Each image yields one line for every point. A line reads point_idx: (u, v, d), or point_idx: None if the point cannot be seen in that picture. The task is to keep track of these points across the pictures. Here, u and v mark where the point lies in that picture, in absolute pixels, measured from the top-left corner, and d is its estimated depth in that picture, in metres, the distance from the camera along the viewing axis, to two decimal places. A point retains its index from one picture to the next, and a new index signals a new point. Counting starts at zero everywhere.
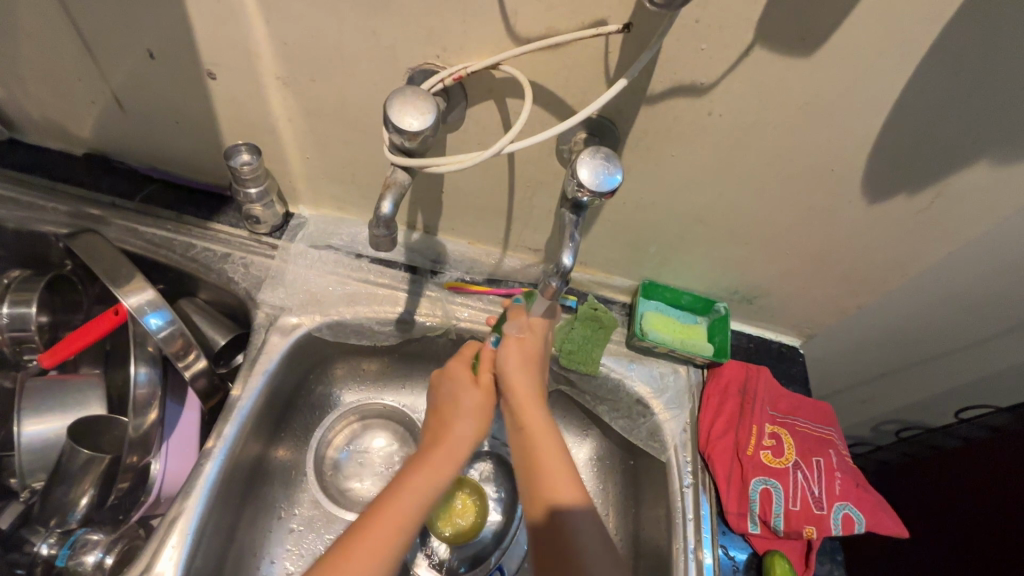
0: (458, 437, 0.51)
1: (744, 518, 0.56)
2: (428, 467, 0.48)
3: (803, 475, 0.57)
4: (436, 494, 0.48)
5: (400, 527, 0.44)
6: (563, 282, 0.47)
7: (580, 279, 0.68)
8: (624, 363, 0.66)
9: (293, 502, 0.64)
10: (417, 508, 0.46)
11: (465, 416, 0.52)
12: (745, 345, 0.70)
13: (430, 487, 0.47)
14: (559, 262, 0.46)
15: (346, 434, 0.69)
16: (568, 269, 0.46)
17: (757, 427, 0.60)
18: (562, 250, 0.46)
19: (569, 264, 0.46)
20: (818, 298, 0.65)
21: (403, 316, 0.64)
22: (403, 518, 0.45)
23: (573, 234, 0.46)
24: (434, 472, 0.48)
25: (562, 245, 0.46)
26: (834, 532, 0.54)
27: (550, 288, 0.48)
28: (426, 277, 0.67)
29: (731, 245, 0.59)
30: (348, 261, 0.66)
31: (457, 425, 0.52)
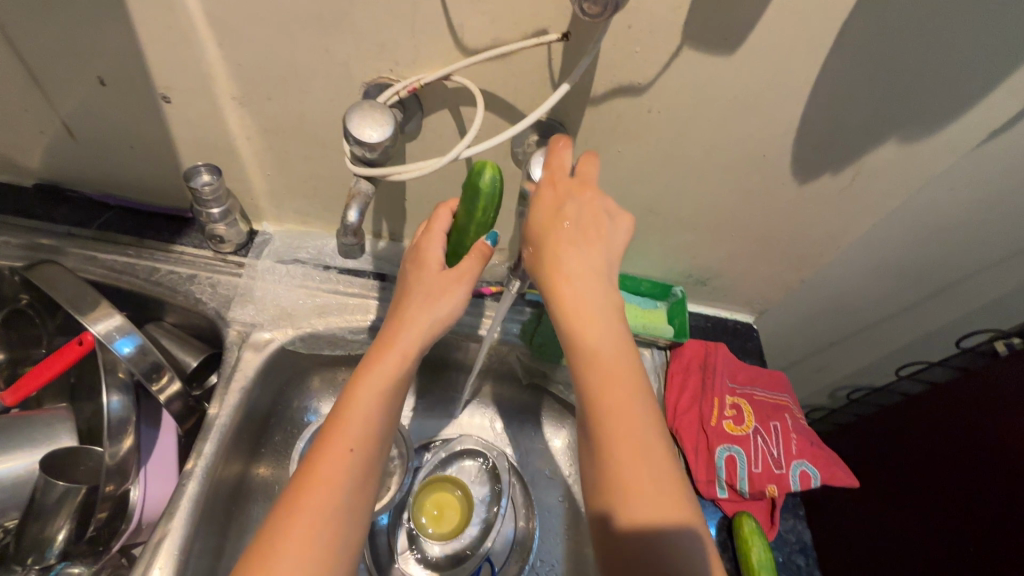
0: (409, 344, 0.47)
1: (713, 484, 0.59)
2: (368, 383, 0.45)
3: (763, 439, 0.61)
4: (403, 381, 0.46)
5: (356, 447, 0.43)
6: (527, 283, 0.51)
7: None
8: None
9: None
10: (364, 424, 0.44)
11: (421, 312, 0.48)
12: (703, 324, 0.75)
13: (378, 399, 0.45)
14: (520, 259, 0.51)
15: None
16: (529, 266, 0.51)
17: (719, 399, 0.64)
18: None
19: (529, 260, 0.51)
20: (765, 275, 0.70)
21: (375, 323, 0.65)
22: (352, 432, 0.43)
23: None
24: (380, 380, 0.45)
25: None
26: (793, 489, 0.58)
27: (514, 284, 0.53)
28: (395, 283, 0.67)
29: (681, 232, 0.64)
30: (316, 273, 0.67)
31: (408, 325, 0.47)
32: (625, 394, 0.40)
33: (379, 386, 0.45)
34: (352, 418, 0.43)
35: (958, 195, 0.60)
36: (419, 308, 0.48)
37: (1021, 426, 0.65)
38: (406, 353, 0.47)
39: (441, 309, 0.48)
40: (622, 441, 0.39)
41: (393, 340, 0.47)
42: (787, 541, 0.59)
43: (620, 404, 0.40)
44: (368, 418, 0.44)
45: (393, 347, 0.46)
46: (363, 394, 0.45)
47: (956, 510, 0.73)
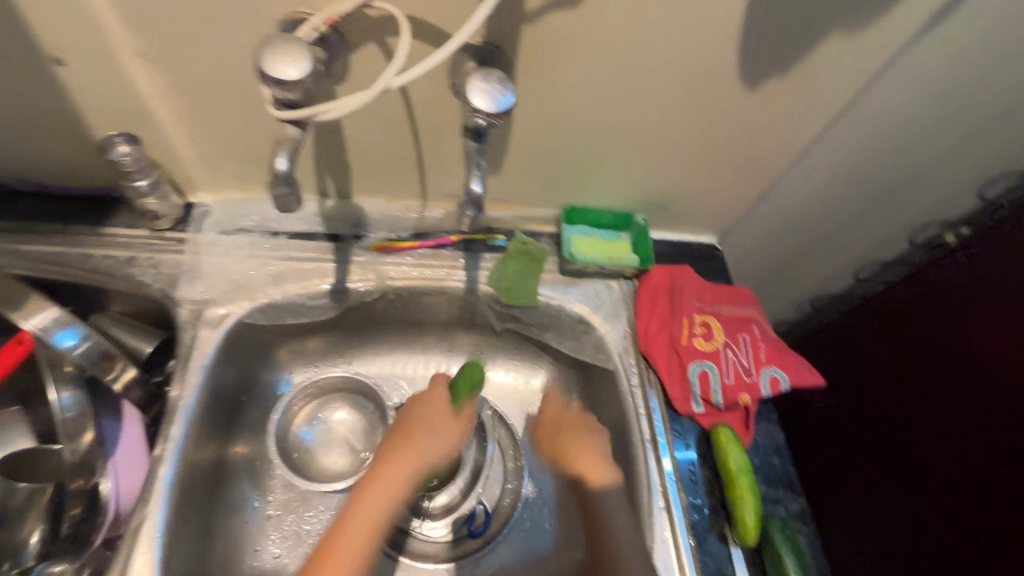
0: (420, 461, 0.55)
1: (689, 400, 0.61)
2: (381, 488, 0.53)
3: (733, 352, 0.62)
4: (409, 487, 0.54)
5: (369, 518, 0.51)
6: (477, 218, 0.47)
7: (505, 217, 0.70)
8: (561, 289, 0.69)
9: (265, 488, 0.64)
10: (381, 498, 0.52)
11: (428, 441, 0.56)
12: (668, 250, 0.75)
13: (387, 501, 0.52)
14: (470, 191, 0.44)
15: (308, 411, 0.68)
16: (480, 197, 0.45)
17: (688, 318, 0.65)
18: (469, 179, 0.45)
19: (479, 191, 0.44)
20: (722, 193, 0.69)
21: (335, 286, 0.63)
22: (371, 521, 0.51)
23: (478, 162, 0.44)
24: (390, 487, 0.53)
25: (470, 176, 0.44)
26: (765, 394, 0.60)
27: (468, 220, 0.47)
28: (351, 243, 0.65)
29: (636, 156, 0.62)
30: (265, 241, 0.63)
31: (415, 452, 0.55)
32: (588, 449, 0.59)
33: (389, 494, 0.52)
34: (372, 494, 0.52)
35: (904, 90, 0.60)
36: (427, 438, 0.56)
37: (974, 307, 0.69)
38: (419, 463, 0.55)
39: (437, 442, 0.57)
40: (591, 467, 0.58)
41: (410, 442, 0.56)
42: (763, 444, 0.61)
43: (591, 464, 0.58)
44: (383, 512, 0.52)
45: (406, 451, 0.55)
46: (368, 498, 0.52)
47: (915, 395, 0.77)
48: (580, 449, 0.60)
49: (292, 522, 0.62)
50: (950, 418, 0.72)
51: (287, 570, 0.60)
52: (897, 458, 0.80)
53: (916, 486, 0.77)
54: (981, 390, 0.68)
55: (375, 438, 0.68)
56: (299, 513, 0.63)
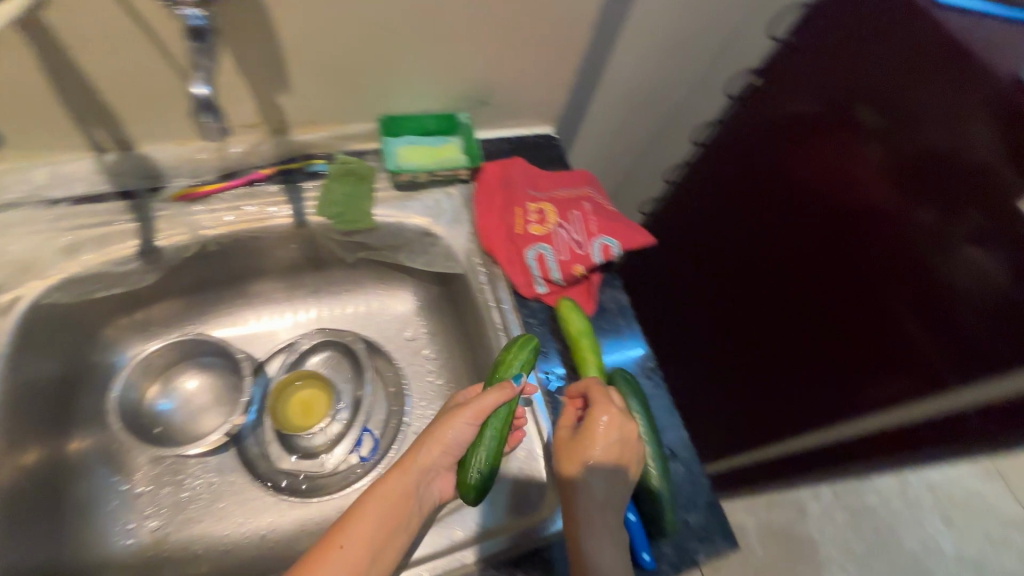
0: (420, 461, 0.50)
1: (532, 283, 0.63)
2: (376, 501, 0.47)
3: (565, 230, 0.64)
4: (410, 493, 0.49)
5: (358, 541, 0.45)
6: (219, 127, 0.40)
7: (321, 140, 0.66)
8: (397, 206, 0.67)
9: (129, 471, 0.61)
10: (365, 529, 0.45)
11: (447, 431, 0.50)
12: (504, 147, 0.74)
13: (385, 519, 0.47)
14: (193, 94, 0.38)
15: (160, 384, 0.65)
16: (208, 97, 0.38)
17: (522, 207, 0.66)
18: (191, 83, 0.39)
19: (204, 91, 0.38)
20: (539, 77, 0.68)
21: (143, 247, 0.58)
22: (358, 544, 0.44)
23: (200, 62, 0.39)
24: (383, 500, 0.48)
25: (192, 77, 0.39)
26: (597, 262, 0.63)
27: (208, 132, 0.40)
28: (148, 197, 0.60)
29: (431, 48, 0.59)
30: (44, 212, 0.57)
31: (419, 452, 0.50)
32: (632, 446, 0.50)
33: (382, 508, 0.47)
34: (362, 517, 0.46)
35: None
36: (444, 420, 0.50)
37: (800, 143, 0.76)
38: (404, 508, 0.48)
39: (448, 435, 0.50)
40: (605, 455, 0.49)
41: (403, 468, 0.49)
42: (608, 309, 0.65)
43: (616, 447, 0.49)
44: (374, 528, 0.46)
45: (403, 461, 0.50)
46: (370, 503, 0.47)
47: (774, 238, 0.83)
48: (610, 439, 0.49)
49: (166, 496, 0.61)
50: (789, 263, 0.84)
51: (171, 538, 0.59)
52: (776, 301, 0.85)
53: (781, 321, 0.85)
54: None
55: (236, 392, 0.67)
56: (171, 485, 0.62)
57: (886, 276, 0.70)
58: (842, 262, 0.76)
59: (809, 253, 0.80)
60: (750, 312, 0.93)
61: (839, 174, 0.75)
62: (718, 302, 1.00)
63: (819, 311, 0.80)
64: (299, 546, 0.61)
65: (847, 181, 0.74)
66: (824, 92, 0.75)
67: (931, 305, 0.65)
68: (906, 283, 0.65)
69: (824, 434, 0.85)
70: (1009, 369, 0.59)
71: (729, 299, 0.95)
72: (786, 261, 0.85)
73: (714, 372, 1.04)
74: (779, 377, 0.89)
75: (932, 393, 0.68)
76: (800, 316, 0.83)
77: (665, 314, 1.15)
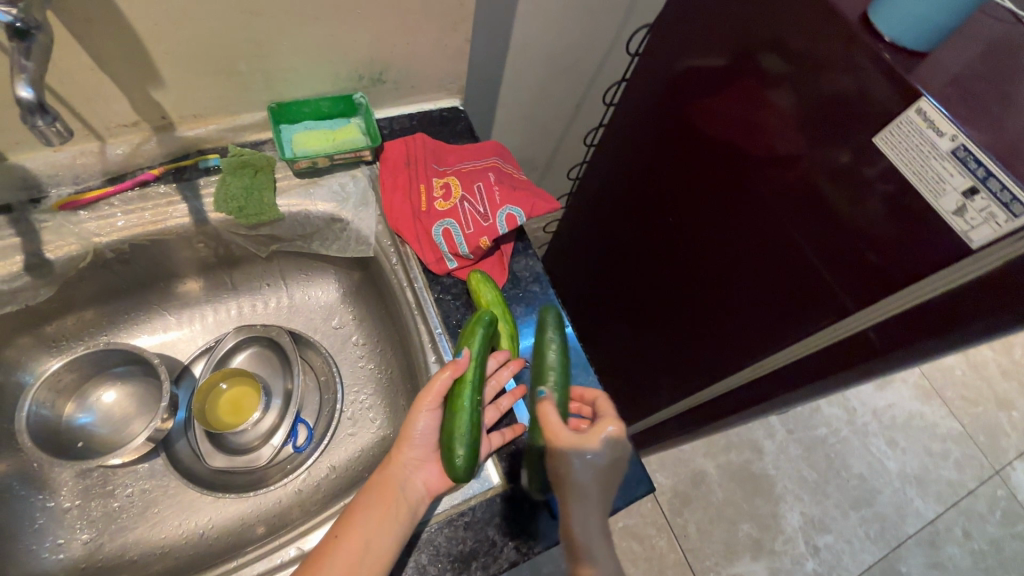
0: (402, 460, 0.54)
1: (442, 260, 0.63)
2: (367, 501, 0.51)
3: (469, 203, 0.65)
4: (401, 494, 0.52)
5: (351, 539, 0.49)
6: (58, 130, 0.40)
7: (212, 133, 0.64)
8: (301, 194, 0.66)
9: (53, 487, 0.61)
10: (358, 525, 0.50)
11: (410, 426, 0.55)
12: (409, 124, 0.74)
13: (370, 519, 0.50)
14: (18, 98, 0.37)
15: (76, 399, 0.64)
16: (37, 99, 0.38)
17: (426, 185, 0.66)
18: (16, 85, 0.38)
19: (30, 94, 0.38)
20: (432, 50, 0.67)
21: (29, 260, 0.57)
22: (353, 537, 0.49)
23: (21, 63, 0.38)
24: (372, 502, 0.51)
25: (13, 80, 0.38)
26: (503, 232, 0.63)
27: (46, 135, 0.40)
28: (29, 208, 0.58)
29: (307, 29, 0.57)
30: None
31: (400, 451, 0.55)
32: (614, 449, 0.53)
33: (371, 505, 0.51)
34: (355, 517, 0.51)
35: None
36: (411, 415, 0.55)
37: (703, 96, 0.72)
38: (398, 495, 0.52)
39: (413, 431, 0.55)
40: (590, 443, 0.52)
41: (387, 469, 0.54)
42: (522, 277, 0.66)
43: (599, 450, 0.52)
44: (363, 523, 0.50)
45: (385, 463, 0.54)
46: (360, 504, 0.52)
47: (690, 194, 0.79)
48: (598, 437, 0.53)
49: (96, 506, 0.61)
50: (684, 205, 0.81)
51: (105, 547, 0.60)
52: (692, 259, 0.83)
53: (697, 278, 0.83)
54: (719, 180, 0.73)
55: (156, 397, 0.67)
56: (100, 495, 0.61)
57: (760, 230, 0.68)
58: (724, 208, 0.73)
59: (700, 195, 0.77)
60: (656, 256, 0.91)
61: (720, 118, 0.69)
62: (630, 246, 0.98)
63: (709, 250, 0.79)
64: (240, 536, 0.62)
65: (724, 123, 0.69)
66: (710, 34, 0.68)
67: (802, 252, 0.63)
68: (806, 239, 0.62)
69: (709, 375, 0.86)
70: (847, 317, 0.61)
71: (651, 259, 0.93)
72: (682, 207, 0.82)
73: (626, 315, 1.05)
74: (681, 317, 0.89)
75: (790, 340, 0.69)
76: (695, 256, 0.82)
77: (592, 264, 1.14)
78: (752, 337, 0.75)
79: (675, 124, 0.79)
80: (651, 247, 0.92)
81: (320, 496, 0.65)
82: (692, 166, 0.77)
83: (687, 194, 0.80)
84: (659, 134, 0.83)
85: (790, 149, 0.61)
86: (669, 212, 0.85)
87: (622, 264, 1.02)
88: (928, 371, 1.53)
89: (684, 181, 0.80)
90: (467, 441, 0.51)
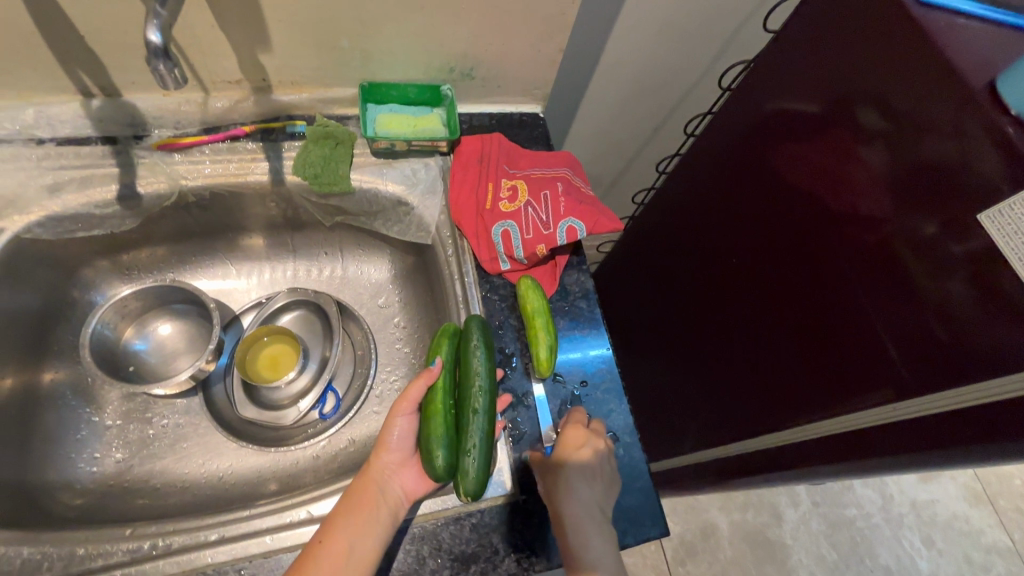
0: (383, 463, 0.53)
1: (496, 260, 0.64)
2: (349, 505, 0.50)
3: (534, 209, 0.64)
4: (384, 497, 0.50)
5: (334, 546, 0.47)
6: (174, 77, 0.42)
7: (304, 102, 0.67)
8: (374, 172, 0.68)
9: (100, 403, 0.65)
10: (341, 531, 0.48)
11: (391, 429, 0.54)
12: (488, 123, 0.75)
13: (353, 523, 0.48)
14: (147, 40, 0.41)
15: (135, 325, 0.68)
16: (163, 44, 0.41)
17: (494, 184, 0.67)
18: (147, 28, 0.41)
19: (158, 38, 0.41)
20: (524, 55, 0.68)
21: (123, 191, 0.61)
22: (337, 543, 0.47)
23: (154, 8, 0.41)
24: (354, 507, 0.50)
25: (146, 24, 0.41)
26: (562, 243, 0.63)
27: (162, 78, 0.43)
28: (131, 144, 0.63)
29: (410, 18, 0.59)
30: (31, 151, 0.60)
31: (380, 455, 0.53)
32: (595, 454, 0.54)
33: (354, 509, 0.49)
34: (336, 522, 0.49)
35: None
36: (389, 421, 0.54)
37: (788, 142, 0.69)
38: (379, 497, 0.50)
39: (393, 434, 0.54)
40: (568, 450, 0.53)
41: (367, 471, 0.52)
42: (571, 291, 0.66)
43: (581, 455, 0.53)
44: (345, 528, 0.48)
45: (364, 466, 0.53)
46: (340, 508, 0.50)
47: (757, 241, 0.76)
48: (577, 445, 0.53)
49: (134, 430, 0.65)
50: (749, 249, 0.78)
51: (133, 470, 0.63)
52: (748, 308, 0.79)
53: (750, 327, 0.80)
54: (791, 231, 0.70)
55: (204, 339, 0.70)
56: (140, 419, 0.65)
57: (828, 289, 0.65)
58: (791, 261, 0.70)
59: (766, 242, 0.75)
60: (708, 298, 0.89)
61: (805, 167, 0.67)
62: (685, 282, 0.96)
63: (766, 303, 0.75)
64: (254, 488, 0.64)
65: (806, 175, 0.67)
66: (803, 81, 0.66)
67: (871, 321, 0.59)
68: (878, 307, 0.59)
69: (743, 430, 0.82)
70: (904, 398, 0.56)
71: (706, 300, 0.90)
72: (747, 252, 0.79)
73: (669, 350, 1.02)
74: (725, 364, 0.86)
75: (840, 410, 0.64)
76: (750, 306, 0.79)
77: (642, 292, 1.12)
78: (800, 400, 0.71)
79: (754, 167, 0.76)
80: (707, 287, 0.89)
81: (335, 465, 0.66)
82: (764, 212, 0.75)
83: (754, 239, 0.77)
84: (735, 174, 0.81)
85: (876, 211, 0.57)
86: (733, 255, 0.82)
87: (674, 298, 0.99)
88: (983, 473, 1.40)
89: (753, 226, 0.77)
90: (447, 452, 0.51)
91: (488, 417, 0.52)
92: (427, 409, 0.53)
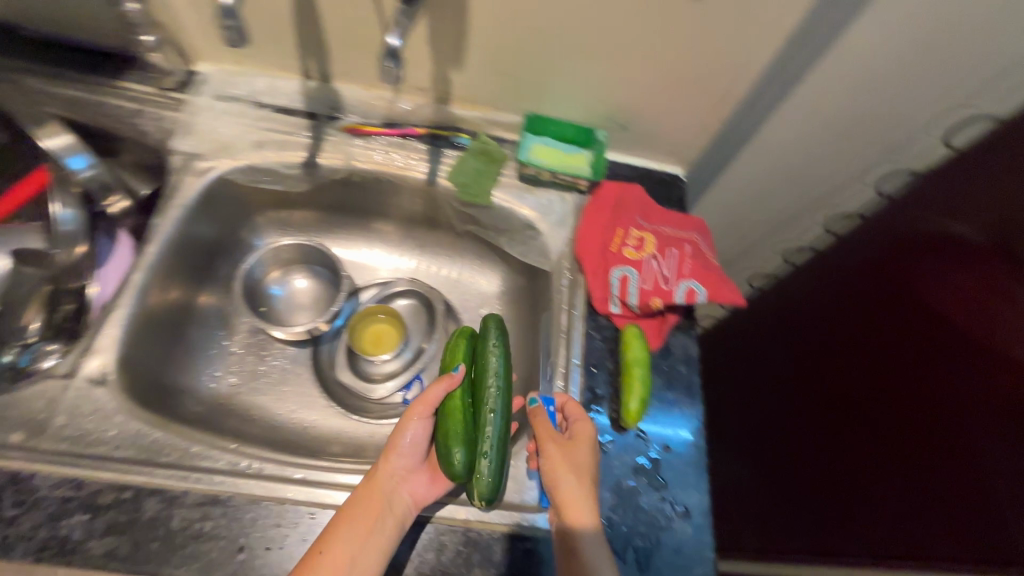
0: (390, 470, 0.54)
1: (608, 301, 0.65)
2: (355, 508, 0.51)
3: (657, 263, 0.66)
4: (390, 504, 0.51)
5: (339, 547, 0.48)
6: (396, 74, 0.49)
7: (472, 118, 0.75)
8: (515, 194, 0.73)
9: (232, 330, 0.74)
10: (343, 535, 0.49)
11: (401, 437, 0.57)
12: (629, 173, 0.78)
13: (357, 527, 0.49)
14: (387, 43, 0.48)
15: (280, 272, 0.77)
16: (398, 49, 0.48)
17: (624, 230, 0.69)
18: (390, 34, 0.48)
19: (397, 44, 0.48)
20: (684, 118, 0.71)
21: (308, 159, 0.70)
22: (339, 545, 0.48)
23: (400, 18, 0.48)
24: (360, 509, 0.50)
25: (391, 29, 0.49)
26: (677, 302, 0.63)
27: (387, 74, 0.50)
28: (325, 122, 0.72)
29: (591, 64, 0.64)
30: (252, 111, 0.71)
31: (388, 464, 0.55)
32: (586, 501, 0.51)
33: (359, 513, 0.50)
34: (341, 524, 0.50)
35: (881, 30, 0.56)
36: (399, 430, 0.57)
37: (934, 260, 0.66)
38: (386, 503, 0.51)
39: (403, 443, 0.56)
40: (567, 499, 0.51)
41: (372, 477, 0.54)
42: (674, 352, 0.65)
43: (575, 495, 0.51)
44: (349, 531, 0.49)
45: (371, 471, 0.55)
46: (345, 510, 0.51)
47: (889, 355, 0.72)
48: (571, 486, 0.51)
49: (251, 362, 0.72)
50: (878, 361, 0.74)
51: (240, 396, 0.70)
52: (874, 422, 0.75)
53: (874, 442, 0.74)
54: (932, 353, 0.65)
55: (328, 301, 0.77)
56: (258, 354, 0.73)
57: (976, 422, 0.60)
58: (932, 383, 0.65)
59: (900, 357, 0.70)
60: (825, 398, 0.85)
61: (952, 289, 0.63)
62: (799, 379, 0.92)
63: (896, 419, 0.71)
64: (328, 447, 0.68)
65: (956, 298, 0.62)
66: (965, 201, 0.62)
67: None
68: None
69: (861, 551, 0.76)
70: None
71: (822, 403, 0.85)
72: (875, 363, 0.75)
73: (780, 445, 0.98)
74: (844, 474, 0.81)
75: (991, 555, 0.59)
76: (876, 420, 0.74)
77: (746, 378, 1.08)
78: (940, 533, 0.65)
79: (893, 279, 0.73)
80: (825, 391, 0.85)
81: None
82: (901, 328, 0.71)
83: (885, 352, 0.73)
84: (870, 281, 0.77)
85: None
86: (857, 364, 0.78)
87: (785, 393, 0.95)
88: None
89: (885, 339, 0.73)
90: (464, 451, 0.51)
91: (503, 416, 0.53)
92: (445, 413, 0.54)
